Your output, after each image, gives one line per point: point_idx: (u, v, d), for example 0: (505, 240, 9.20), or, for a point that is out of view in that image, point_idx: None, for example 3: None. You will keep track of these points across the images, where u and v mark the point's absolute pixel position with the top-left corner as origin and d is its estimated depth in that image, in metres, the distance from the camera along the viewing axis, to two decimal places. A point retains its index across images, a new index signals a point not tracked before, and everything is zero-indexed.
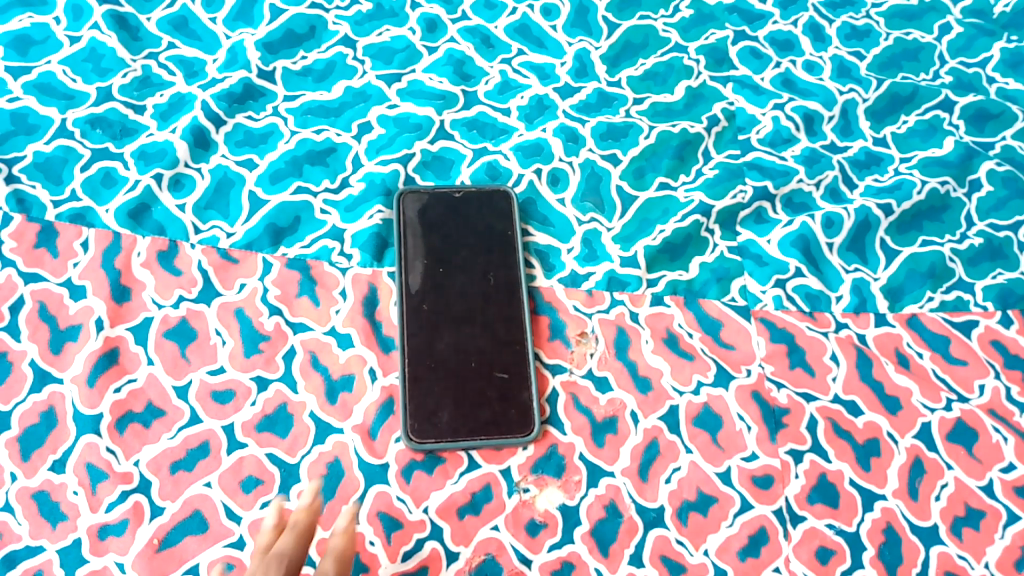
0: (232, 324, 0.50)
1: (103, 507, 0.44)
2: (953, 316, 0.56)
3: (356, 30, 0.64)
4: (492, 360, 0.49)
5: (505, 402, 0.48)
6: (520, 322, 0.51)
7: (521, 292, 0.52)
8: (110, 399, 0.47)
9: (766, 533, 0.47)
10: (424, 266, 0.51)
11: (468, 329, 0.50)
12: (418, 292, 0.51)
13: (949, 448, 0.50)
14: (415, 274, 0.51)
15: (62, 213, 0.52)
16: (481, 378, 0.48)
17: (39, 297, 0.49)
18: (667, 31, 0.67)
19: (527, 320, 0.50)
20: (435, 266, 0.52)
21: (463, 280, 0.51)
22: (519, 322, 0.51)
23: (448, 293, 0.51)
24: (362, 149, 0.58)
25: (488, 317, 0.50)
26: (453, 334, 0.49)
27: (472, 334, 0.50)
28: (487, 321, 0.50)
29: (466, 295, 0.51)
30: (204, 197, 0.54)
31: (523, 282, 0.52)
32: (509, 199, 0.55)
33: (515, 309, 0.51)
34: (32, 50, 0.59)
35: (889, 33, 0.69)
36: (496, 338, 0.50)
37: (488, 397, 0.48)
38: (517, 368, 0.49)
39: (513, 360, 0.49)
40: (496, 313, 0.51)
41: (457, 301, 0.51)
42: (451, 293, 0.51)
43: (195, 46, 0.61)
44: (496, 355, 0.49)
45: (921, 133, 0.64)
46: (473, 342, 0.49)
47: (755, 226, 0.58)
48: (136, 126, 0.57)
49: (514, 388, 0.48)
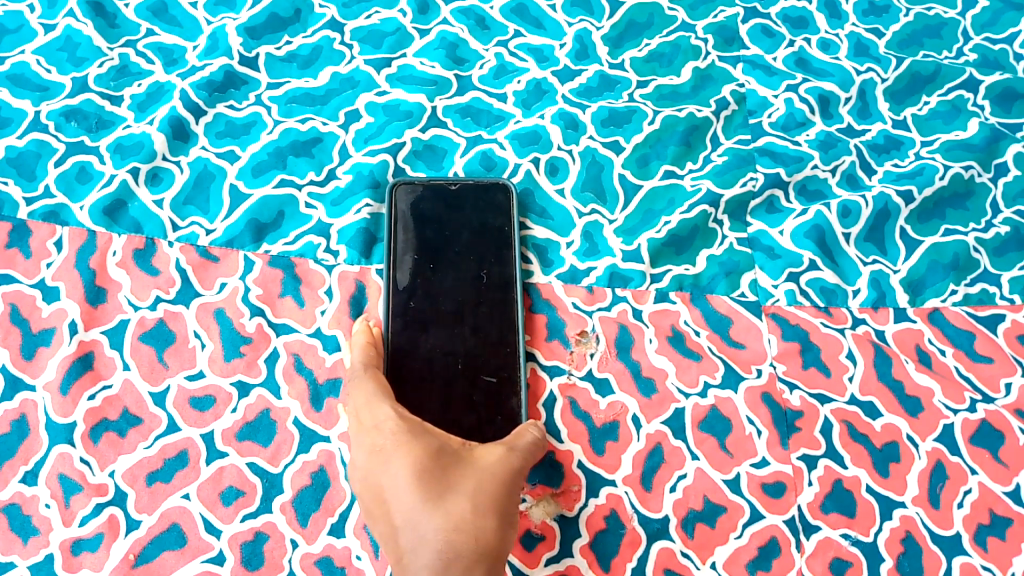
0: (213, 325, 0.48)
1: (77, 521, 0.42)
2: (977, 310, 0.52)
3: (344, 12, 0.61)
4: (480, 361, 0.46)
5: (491, 408, 0.45)
6: (512, 324, 0.48)
7: (513, 292, 0.49)
8: (84, 406, 0.44)
9: (777, 544, 0.44)
10: (414, 261, 0.49)
11: (456, 330, 0.47)
12: (405, 288, 0.48)
13: (973, 452, 0.47)
14: (404, 270, 0.49)
15: (35, 210, 0.50)
16: (467, 381, 0.46)
17: (11, 299, 0.47)
18: (673, 9, 0.64)
19: (519, 323, 0.48)
20: (425, 261, 0.49)
21: (454, 277, 0.49)
22: (512, 323, 0.48)
23: (436, 291, 0.48)
24: (350, 139, 0.55)
25: (478, 317, 0.48)
26: (440, 334, 0.47)
27: (460, 335, 0.47)
28: (477, 322, 0.47)
29: (456, 293, 0.48)
30: (184, 192, 0.52)
31: (517, 281, 0.49)
32: (507, 192, 0.52)
33: (509, 309, 0.48)
34: (5, 39, 0.56)
35: (909, 8, 0.65)
36: (485, 341, 0.47)
37: (473, 402, 0.45)
38: (505, 373, 0.46)
39: (502, 364, 0.46)
40: (487, 311, 0.48)
41: (446, 299, 0.48)
42: (440, 291, 0.48)
43: (176, 33, 0.58)
44: (485, 357, 0.46)
45: (943, 115, 0.60)
46: (460, 344, 0.47)
47: (766, 216, 0.55)
48: (113, 117, 0.54)
49: (502, 394, 0.46)
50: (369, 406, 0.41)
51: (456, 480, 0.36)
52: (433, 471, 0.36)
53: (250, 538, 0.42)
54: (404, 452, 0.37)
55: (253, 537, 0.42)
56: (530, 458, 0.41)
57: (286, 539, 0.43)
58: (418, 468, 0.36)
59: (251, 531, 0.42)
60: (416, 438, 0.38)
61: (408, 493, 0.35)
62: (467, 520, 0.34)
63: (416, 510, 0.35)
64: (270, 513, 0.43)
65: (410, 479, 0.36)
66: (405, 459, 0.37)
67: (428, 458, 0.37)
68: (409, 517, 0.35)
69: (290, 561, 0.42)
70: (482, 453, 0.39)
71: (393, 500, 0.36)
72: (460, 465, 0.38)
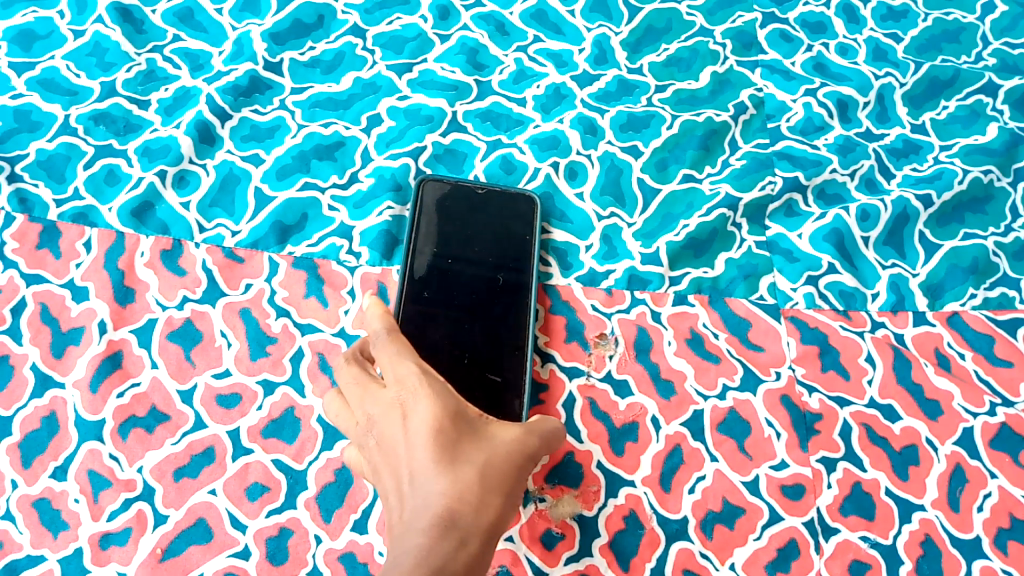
0: (238, 325, 0.48)
1: (105, 516, 0.42)
2: (997, 314, 0.52)
3: (367, 18, 0.62)
4: (490, 356, 0.46)
5: (492, 406, 0.44)
6: (523, 329, 0.47)
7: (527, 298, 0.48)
8: (113, 404, 0.45)
9: (797, 546, 0.44)
10: (433, 254, 0.49)
11: (467, 325, 0.47)
12: (421, 278, 0.48)
13: (993, 455, 0.47)
14: (422, 260, 0.49)
15: (64, 212, 0.51)
16: (471, 376, 0.45)
17: (41, 298, 0.48)
18: (691, 14, 0.64)
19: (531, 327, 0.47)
20: (444, 256, 0.49)
21: (471, 275, 0.49)
22: (523, 328, 0.47)
23: (451, 285, 0.48)
24: (372, 143, 0.56)
25: (489, 318, 0.47)
26: (450, 326, 0.46)
27: (469, 331, 0.47)
28: (488, 321, 0.47)
29: (472, 289, 0.48)
30: (210, 194, 0.53)
31: (532, 288, 0.49)
32: (533, 203, 0.52)
33: (521, 314, 0.48)
34: (36, 45, 0.58)
35: (928, 13, 0.65)
36: (493, 340, 0.46)
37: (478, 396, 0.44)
38: (511, 374, 0.46)
39: (509, 364, 0.46)
40: (501, 313, 0.48)
41: (460, 294, 0.48)
42: (456, 285, 0.48)
43: (202, 38, 0.60)
44: (493, 356, 0.46)
45: (962, 120, 0.60)
46: (470, 339, 0.46)
47: (784, 220, 0.55)
48: (141, 121, 0.55)
49: (505, 394, 0.45)
50: (394, 360, 0.40)
51: (470, 451, 0.36)
52: (449, 436, 0.36)
53: (275, 534, 0.43)
54: (425, 411, 0.36)
55: (278, 533, 0.43)
56: (545, 445, 0.40)
57: (309, 535, 0.43)
58: (437, 431, 0.35)
59: (275, 527, 0.43)
60: (439, 396, 0.37)
61: (421, 453, 0.35)
62: (472, 492, 0.34)
63: (428, 474, 0.34)
64: (294, 509, 0.44)
65: (425, 437, 0.35)
66: (426, 417, 0.36)
67: (448, 422, 0.36)
68: (418, 479, 0.34)
69: (313, 556, 0.43)
70: (500, 430, 0.38)
71: (404, 459, 0.35)
72: (474, 436, 0.37)
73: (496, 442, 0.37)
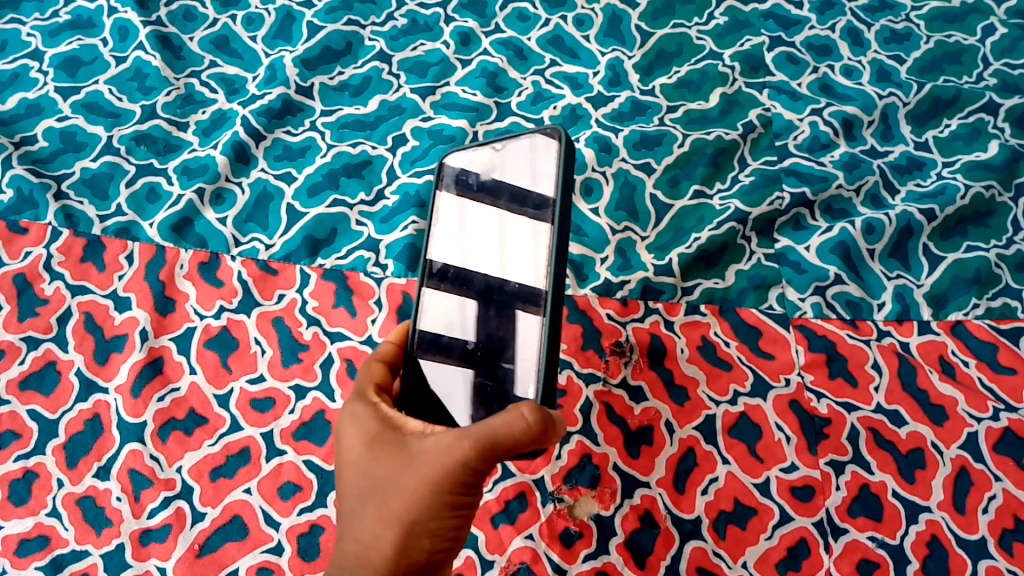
0: (272, 333, 0.51)
1: (146, 514, 0.45)
2: (999, 323, 0.54)
3: (392, 44, 0.65)
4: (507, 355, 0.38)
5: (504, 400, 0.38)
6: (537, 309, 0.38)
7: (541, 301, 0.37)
8: (153, 407, 0.48)
9: (807, 545, 0.46)
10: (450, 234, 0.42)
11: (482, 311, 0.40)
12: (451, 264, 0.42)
13: (997, 459, 0.48)
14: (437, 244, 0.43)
15: (108, 227, 0.54)
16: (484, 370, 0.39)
17: (86, 308, 0.51)
18: (701, 39, 0.67)
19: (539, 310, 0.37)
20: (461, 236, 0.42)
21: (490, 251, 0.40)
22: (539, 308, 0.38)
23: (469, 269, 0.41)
24: (397, 161, 0.59)
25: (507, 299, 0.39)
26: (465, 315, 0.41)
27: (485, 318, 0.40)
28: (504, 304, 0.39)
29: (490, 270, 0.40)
30: (245, 210, 0.56)
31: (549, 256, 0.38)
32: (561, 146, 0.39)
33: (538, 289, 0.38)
34: (81, 70, 0.62)
35: (930, 36, 0.68)
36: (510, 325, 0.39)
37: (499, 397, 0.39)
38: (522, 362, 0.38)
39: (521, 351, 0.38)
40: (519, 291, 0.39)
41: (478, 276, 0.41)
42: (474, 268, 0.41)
43: (237, 64, 0.64)
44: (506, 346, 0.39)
45: (964, 137, 0.62)
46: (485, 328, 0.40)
47: (792, 234, 0.58)
48: (179, 142, 0.59)
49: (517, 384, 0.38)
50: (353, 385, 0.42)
51: (380, 479, 0.37)
52: (365, 469, 0.38)
53: (306, 530, 0.45)
54: (350, 442, 0.39)
55: (309, 530, 0.45)
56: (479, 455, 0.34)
57: None
58: (355, 465, 0.38)
59: (307, 523, 0.45)
60: (362, 422, 0.39)
61: (347, 489, 0.38)
62: (371, 528, 0.36)
63: (349, 513, 0.38)
64: (325, 507, 0.45)
65: (349, 475, 0.38)
66: (348, 450, 0.39)
67: (364, 452, 0.38)
68: (346, 512, 0.38)
69: None
70: (426, 443, 0.36)
71: (342, 492, 0.39)
72: (394, 458, 0.37)
73: (411, 462, 0.36)
